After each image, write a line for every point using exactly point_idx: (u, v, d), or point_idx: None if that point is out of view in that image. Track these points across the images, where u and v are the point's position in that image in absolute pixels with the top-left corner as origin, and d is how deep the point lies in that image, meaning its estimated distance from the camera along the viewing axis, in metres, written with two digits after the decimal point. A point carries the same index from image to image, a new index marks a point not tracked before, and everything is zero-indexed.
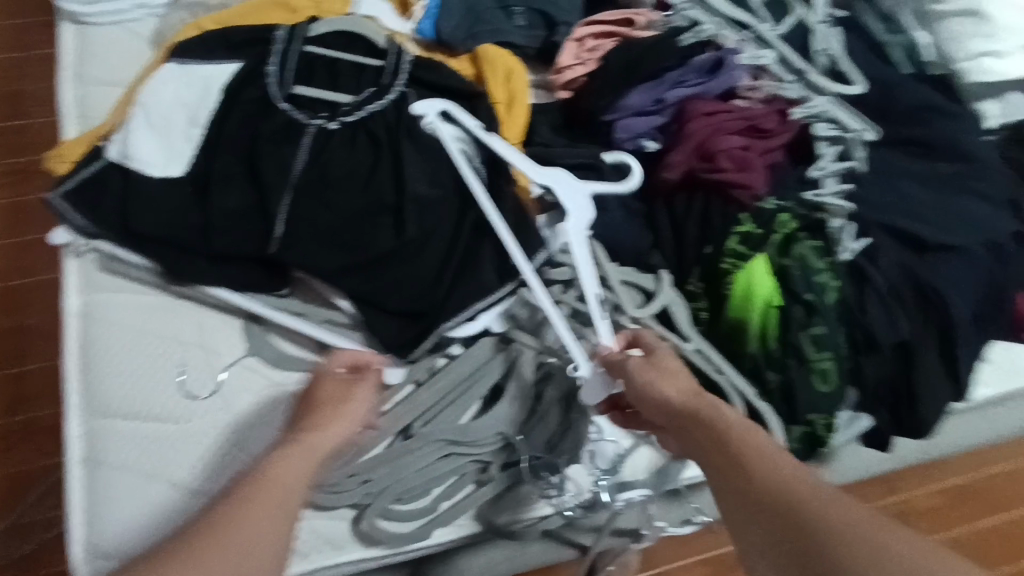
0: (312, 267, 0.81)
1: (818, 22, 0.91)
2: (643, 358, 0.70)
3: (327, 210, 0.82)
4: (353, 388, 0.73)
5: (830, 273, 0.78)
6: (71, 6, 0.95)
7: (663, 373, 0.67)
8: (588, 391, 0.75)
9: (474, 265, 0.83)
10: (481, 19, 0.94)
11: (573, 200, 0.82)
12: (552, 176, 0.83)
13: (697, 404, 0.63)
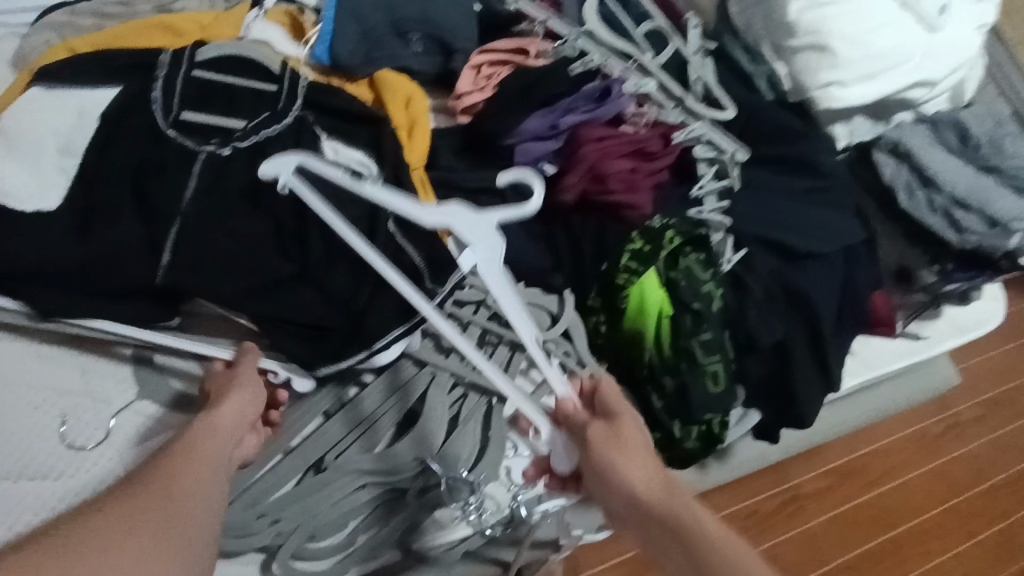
0: (211, 294, 0.69)
1: (693, 53, 0.95)
2: (605, 424, 0.61)
3: (226, 236, 0.70)
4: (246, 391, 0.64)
5: (714, 283, 0.78)
6: None
7: (623, 450, 0.59)
8: (554, 456, 0.65)
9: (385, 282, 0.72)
10: (377, 44, 0.89)
11: (478, 235, 0.64)
12: (445, 212, 0.64)
13: (668, 498, 0.54)
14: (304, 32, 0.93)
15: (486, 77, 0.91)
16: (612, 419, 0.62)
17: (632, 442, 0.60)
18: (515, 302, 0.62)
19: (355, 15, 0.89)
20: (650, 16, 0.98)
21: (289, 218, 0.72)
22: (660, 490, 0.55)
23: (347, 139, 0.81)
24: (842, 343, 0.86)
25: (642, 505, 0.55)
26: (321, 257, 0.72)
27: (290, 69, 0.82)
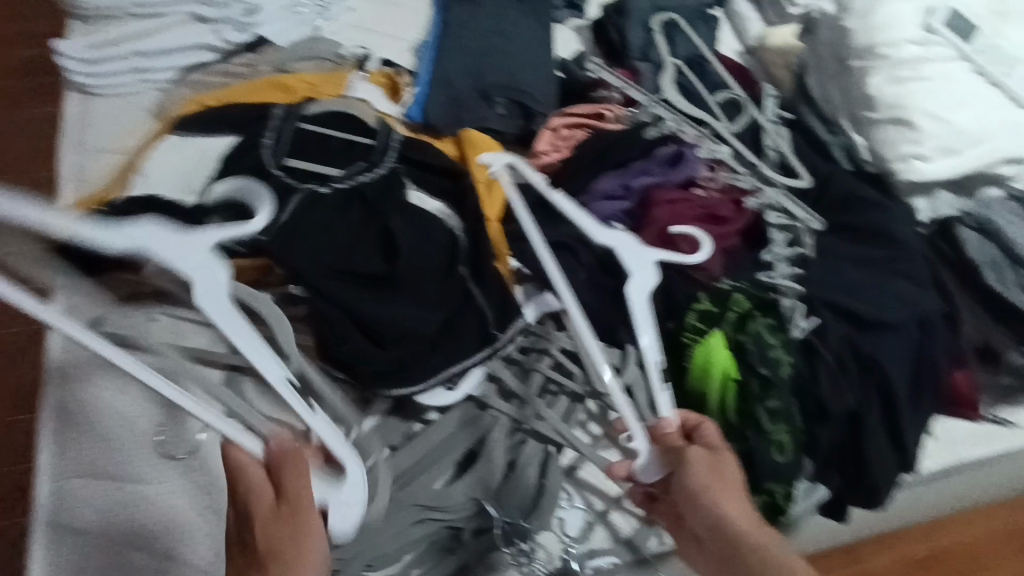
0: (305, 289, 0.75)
1: (768, 121, 0.98)
2: (706, 450, 0.66)
3: (321, 247, 0.77)
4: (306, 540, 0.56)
5: (784, 348, 0.78)
6: (79, 76, 0.94)
7: (723, 486, 0.63)
8: (643, 469, 0.68)
9: (467, 304, 0.77)
10: (465, 106, 0.96)
11: (638, 264, 0.74)
12: (616, 238, 0.75)
13: (761, 537, 0.60)
14: (399, 91, 1.00)
15: (564, 138, 0.96)
16: (712, 449, 0.66)
17: (730, 477, 0.64)
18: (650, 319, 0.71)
19: (445, 79, 0.98)
20: (727, 86, 1.03)
21: (376, 249, 0.79)
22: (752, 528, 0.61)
23: (432, 190, 0.87)
24: (919, 420, 0.82)
25: (737, 536, 0.60)
26: (401, 277, 0.77)
27: (386, 124, 0.90)
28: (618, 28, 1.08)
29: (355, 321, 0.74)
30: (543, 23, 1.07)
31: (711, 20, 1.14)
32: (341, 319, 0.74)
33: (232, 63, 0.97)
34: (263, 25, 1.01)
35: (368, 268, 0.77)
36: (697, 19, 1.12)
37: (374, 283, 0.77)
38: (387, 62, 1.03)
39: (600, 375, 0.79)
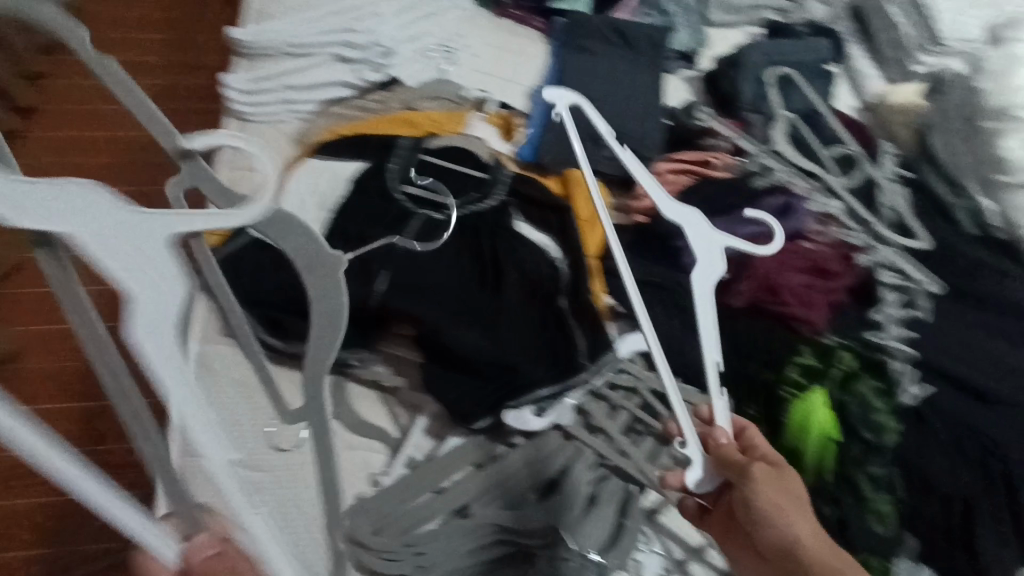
0: (415, 316, 0.80)
1: (884, 179, 0.96)
2: (769, 467, 0.65)
3: (435, 274, 0.84)
4: None
5: (891, 414, 0.75)
6: (237, 104, 1.04)
7: (788, 503, 0.62)
8: (699, 477, 0.69)
9: (566, 337, 0.82)
10: (573, 147, 1.00)
11: (705, 249, 0.75)
12: (685, 216, 0.77)
13: (832, 554, 0.58)
14: (512, 132, 1.07)
15: (670, 181, 0.97)
16: (776, 466, 0.66)
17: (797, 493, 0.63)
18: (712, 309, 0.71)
19: (560, 122, 1.02)
20: (842, 142, 1.01)
21: (486, 276, 0.86)
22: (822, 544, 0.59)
23: (540, 226, 0.92)
24: None
25: (802, 549, 0.59)
26: (505, 309, 0.83)
27: (498, 161, 0.97)
28: (730, 80, 1.09)
29: (439, 348, 0.80)
30: (655, 73, 1.10)
31: (827, 75, 1.13)
32: (446, 351, 0.80)
33: (368, 100, 1.07)
34: (396, 67, 1.09)
35: (471, 298, 0.83)
36: (813, 75, 1.12)
37: (474, 313, 0.82)
38: (504, 104, 1.10)
39: None
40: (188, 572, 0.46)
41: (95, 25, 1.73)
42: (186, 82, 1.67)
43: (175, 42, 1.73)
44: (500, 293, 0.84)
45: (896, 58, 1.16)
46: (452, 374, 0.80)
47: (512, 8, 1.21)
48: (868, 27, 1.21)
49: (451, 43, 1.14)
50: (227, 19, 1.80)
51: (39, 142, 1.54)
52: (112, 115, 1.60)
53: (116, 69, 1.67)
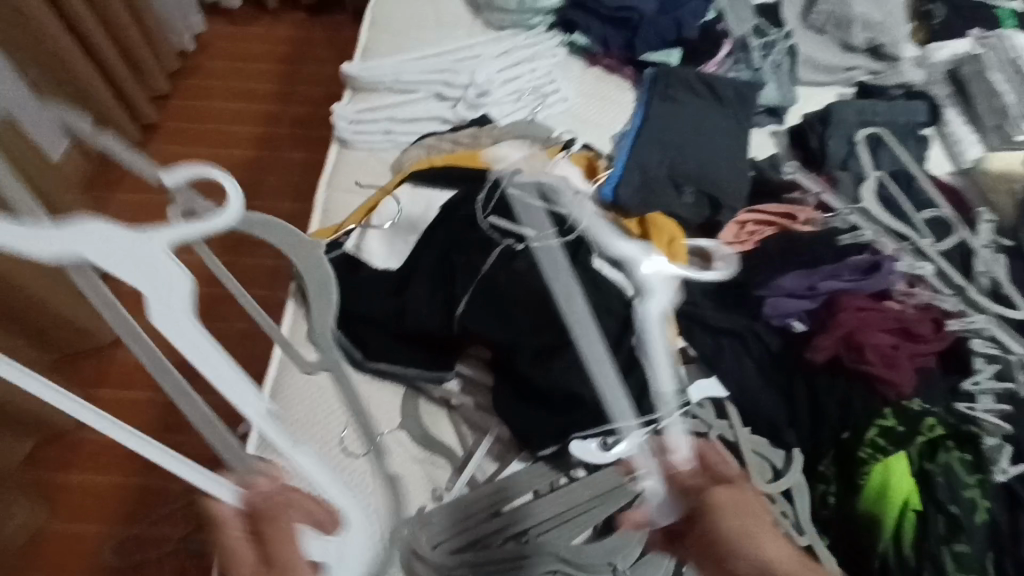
0: (496, 342, 0.85)
1: (981, 246, 0.93)
2: (729, 489, 0.57)
3: (514, 301, 0.85)
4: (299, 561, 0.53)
5: (980, 491, 0.71)
6: (342, 131, 1.13)
7: (751, 526, 0.55)
8: (655, 509, 0.60)
9: (628, 380, 0.82)
10: (654, 191, 1.02)
11: (657, 279, 0.76)
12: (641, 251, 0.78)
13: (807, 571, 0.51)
14: (596, 172, 1.09)
15: (749, 232, 0.98)
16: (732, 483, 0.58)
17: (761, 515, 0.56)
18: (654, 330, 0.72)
19: (642, 166, 1.04)
20: (936, 204, 0.99)
21: None
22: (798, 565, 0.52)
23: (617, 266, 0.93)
24: None
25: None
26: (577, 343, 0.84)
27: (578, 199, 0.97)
28: (819, 137, 1.09)
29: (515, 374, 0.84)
30: (742, 126, 1.12)
31: (921, 138, 1.12)
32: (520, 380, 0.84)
33: (459, 136, 1.11)
34: (490, 106, 1.16)
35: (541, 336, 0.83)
36: (907, 136, 1.11)
37: (547, 349, 0.82)
38: (588, 146, 1.12)
39: (760, 473, 0.77)
40: (252, 508, 0.52)
41: (216, 54, 1.91)
42: (290, 109, 1.82)
43: (287, 73, 1.89)
44: None
45: (997, 125, 1.13)
46: (525, 402, 0.83)
47: (603, 57, 1.26)
48: (967, 92, 1.19)
49: (543, 87, 1.19)
50: (333, 55, 1.95)
51: (159, 156, 1.71)
52: (221, 135, 1.76)
53: (230, 94, 1.84)
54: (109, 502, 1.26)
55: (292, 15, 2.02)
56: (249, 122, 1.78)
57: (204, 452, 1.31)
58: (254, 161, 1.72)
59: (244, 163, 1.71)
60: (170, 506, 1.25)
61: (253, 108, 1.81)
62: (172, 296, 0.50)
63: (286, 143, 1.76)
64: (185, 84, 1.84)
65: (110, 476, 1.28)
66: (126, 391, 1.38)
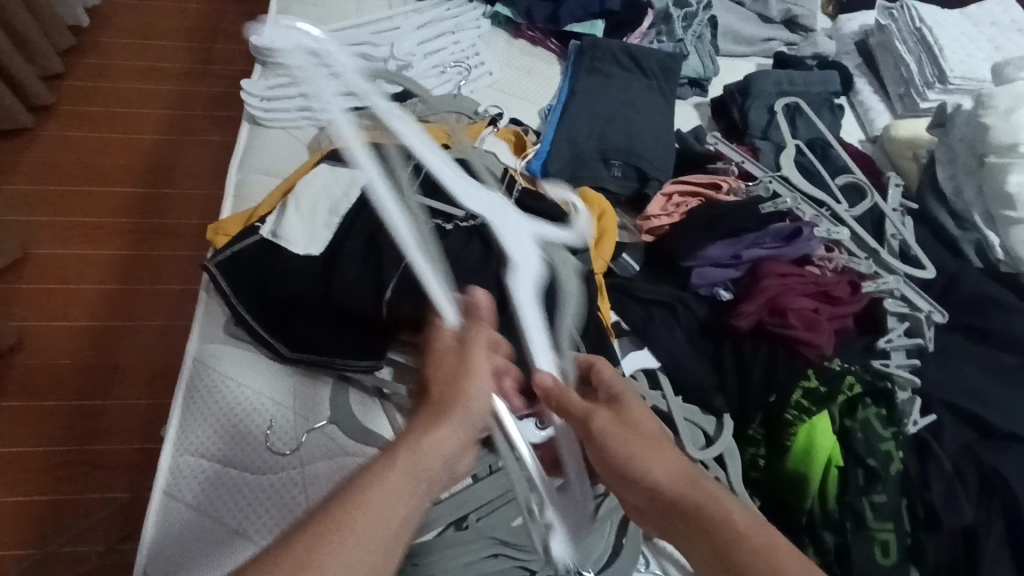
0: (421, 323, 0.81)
1: (890, 210, 0.98)
2: (612, 414, 0.61)
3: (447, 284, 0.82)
4: (469, 376, 0.60)
5: (895, 443, 0.76)
6: (253, 109, 1.06)
7: (632, 451, 0.58)
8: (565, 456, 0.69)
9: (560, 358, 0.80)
10: (584, 164, 1.00)
11: (521, 248, 0.75)
12: (492, 207, 0.78)
13: (689, 492, 0.54)
14: (525, 148, 1.06)
15: (675, 204, 0.99)
16: (616, 405, 0.63)
17: (638, 434, 0.59)
18: (532, 315, 0.69)
19: (571, 139, 1.02)
20: (851, 171, 1.03)
21: (494, 287, 0.83)
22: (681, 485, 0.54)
23: None
24: None
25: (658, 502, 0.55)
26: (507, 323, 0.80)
27: (510, 175, 0.95)
28: (740, 108, 1.11)
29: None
30: (668, 98, 1.12)
31: (835, 108, 1.15)
32: None
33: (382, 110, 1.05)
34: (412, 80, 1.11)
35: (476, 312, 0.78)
36: (822, 106, 1.14)
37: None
38: (515, 121, 1.08)
39: (692, 440, 0.79)
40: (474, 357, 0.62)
41: (113, 28, 1.75)
42: (202, 89, 1.69)
43: (195, 49, 1.76)
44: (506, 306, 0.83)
45: (902, 94, 1.18)
46: None
47: (528, 29, 1.22)
48: (875, 63, 1.24)
49: (467, 60, 1.15)
50: (246, 30, 1.82)
51: (54, 141, 1.55)
52: (125, 118, 1.62)
53: (133, 72, 1.69)
54: (10, 523, 1.15)
55: None
56: (157, 104, 1.65)
57: (118, 459, 1.23)
58: (163, 145, 1.59)
59: (154, 147, 1.58)
60: (84, 523, 1.16)
61: (160, 87, 1.67)
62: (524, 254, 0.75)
63: (197, 125, 1.64)
64: (79, 61, 1.68)
65: (13, 492, 1.18)
66: (26, 401, 1.26)
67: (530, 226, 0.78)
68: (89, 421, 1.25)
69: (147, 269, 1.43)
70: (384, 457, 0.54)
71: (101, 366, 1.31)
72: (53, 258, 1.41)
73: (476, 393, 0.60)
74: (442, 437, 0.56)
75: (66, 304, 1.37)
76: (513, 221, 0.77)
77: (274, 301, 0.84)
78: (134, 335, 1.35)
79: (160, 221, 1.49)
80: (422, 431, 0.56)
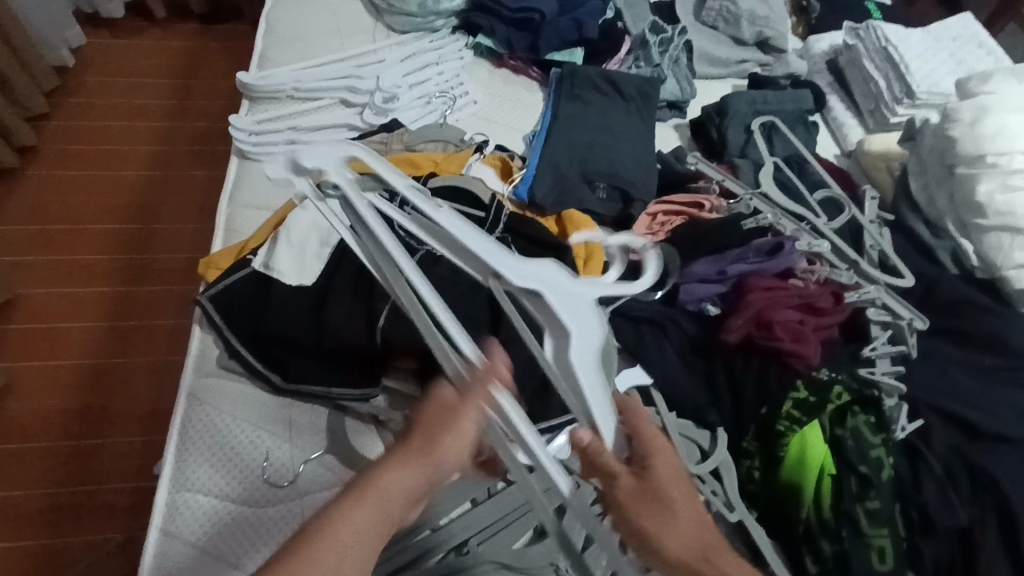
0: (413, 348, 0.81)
1: (868, 222, 1.01)
2: (636, 482, 0.53)
3: None
4: (462, 417, 0.53)
5: (885, 449, 0.77)
6: (241, 143, 1.07)
7: (658, 515, 0.52)
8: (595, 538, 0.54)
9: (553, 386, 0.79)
10: (570, 188, 1.03)
11: (574, 313, 0.55)
12: (535, 274, 0.56)
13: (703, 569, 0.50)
14: (511, 173, 1.07)
15: (660, 224, 1.03)
16: (643, 468, 0.54)
17: (670, 507, 0.52)
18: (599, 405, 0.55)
19: (555, 164, 1.04)
20: (827, 186, 1.06)
21: None
22: (696, 564, 0.51)
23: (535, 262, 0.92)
24: None
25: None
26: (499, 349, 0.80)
27: (497, 200, 0.97)
28: (718, 128, 1.14)
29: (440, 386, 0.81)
30: (648, 120, 1.15)
31: (809, 124, 1.19)
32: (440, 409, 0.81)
33: (369, 141, 1.07)
34: (398, 111, 1.13)
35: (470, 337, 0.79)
36: (796, 123, 1.18)
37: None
38: (500, 148, 1.11)
39: (688, 454, 0.80)
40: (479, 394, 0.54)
41: (99, 69, 1.77)
42: (189, 125, 1.71)
43: (181, 86, 1.78)
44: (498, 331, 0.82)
45: (872, 109, 1.23)
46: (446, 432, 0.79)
47: (508, 59, 1.25)
48: (845, 80, 1.28)
49: (452, 90, 1.18)
50: (232, 66, 1.85)
51: (42, 182, 1.56)
52: (112, 156, 1.62)
53: (119, 111, 1.70)
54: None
55: (185, 25, 1.91)
56: (145, 141, 1.66)
57: (112, 499, 1.21)
58: (152, 181, 1.60)
59: (142, 185, 1.59)
60: (77, 566, 1.14)
61: (146, 125, 1.69)
62: (581, 327, 0.55)
63: (185, 160, 1.65)
64: (65, 102, 1.69)
65: (6, 538, 1.16)
66: (16, 443, 1.24)
67: (585, 287, 0.57)
68: (82, 461, 1.24)
69: (138, 305, 1.42)
70: (343, 506, 0.49)
71: (92, 405, 1.30)
72: (41, 299, 1.41)
73: (467, 433, 0.53)
74: (408, 490, 0.51)
75: (55, 344, 1.36)
76: (552, 272, 0.57)
77: (269, 336, 0.84)
78: (125, 372, 1.34)
79: (150, 257, 1.49)
80: (389, 485, 0.50)
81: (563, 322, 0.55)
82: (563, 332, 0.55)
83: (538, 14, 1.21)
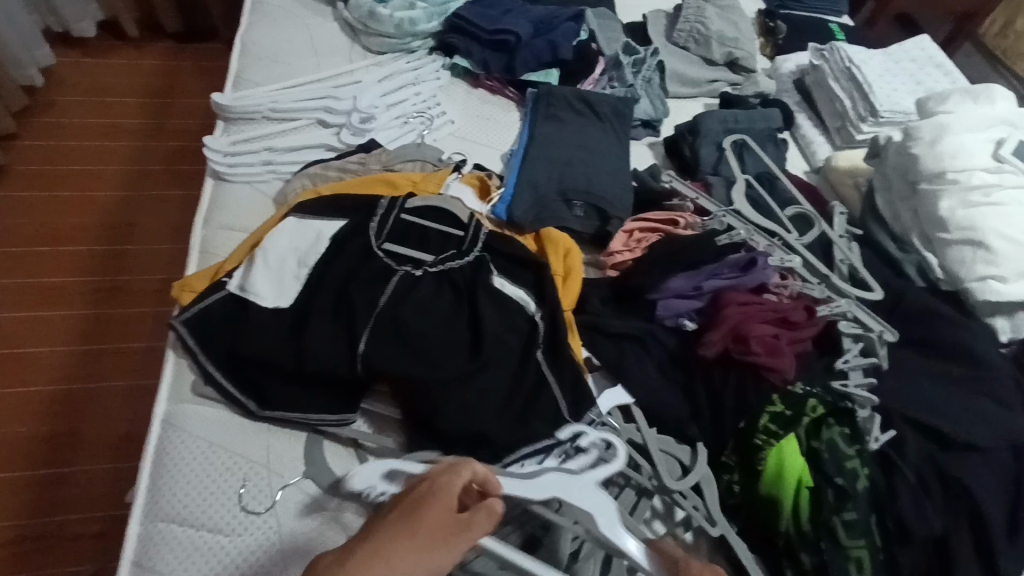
0: (394, 371, 0.80)
1: (838, 237, 1.04)
2: None
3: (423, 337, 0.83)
4: (465, 530, 0.57)
5: (860, 460, 0.78)
6: (215, 164, 1.06)
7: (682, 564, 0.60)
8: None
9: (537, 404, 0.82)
10: (548, 207, 1.04)
11: (589, 498, 0.69)
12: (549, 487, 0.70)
13: None
14: (489, 192, 1.07)
15: (637, 240, 1.02)
16: None
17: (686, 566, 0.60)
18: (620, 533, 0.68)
19: (533, 184, 1.06)
20: (797, 203, 1.09)
21: (467, 333, 0.86)
22: None
23: (515, 280, 0.93)
24: None
25: None
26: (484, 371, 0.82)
27: (476, 219, 0.97)
28: (691, 146, 1.17)
29: (420, 407, 0.80)
30: (623, 139, 1.17)
31: (779, 142, 1.22)
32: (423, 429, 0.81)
33: (347, 161, 1.06)
34: (375, 131, 1.14)
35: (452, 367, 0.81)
36: (766, 141, 1.21)
37: (459, 377, 0.81)
38: (478, 167, 1.11)
39: (669, 471, 0.81)
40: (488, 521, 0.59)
41: (68, 89, 1.74)
42: (163, 145, 1.69)
43: (154, 106, 1.76)
44: (479, 354, 0.83)
45: (839, 126, 1.26)
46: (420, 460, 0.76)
47: (485, 80, 1.27)
48: (812, 99, 1.32)
49: (429, 110, 1.19)
50: (206, 86, 1.84)
51: (8, 204, 1.52)
52: (82, 176, 1.59)
53: (89, 131, 1.67)
54: None
55: (159, 45, 1.90)
56: (116, 161, 1.63)
57: (79, 530, 1.17)
58: (124, 202, 1.57)
59: (113, 207, 1.56)
60: None
61: (118, 145, 1.66)
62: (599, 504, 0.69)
63: (158, 181, 1.63)
64: (33, 122, 1.65)
65: None
66: None
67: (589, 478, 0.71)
68: (49, 491, 1.20)
69: (109, 329, 1.39)
70: None
71: (60, 433, 1.26)
72: (7, 324, 1.37)
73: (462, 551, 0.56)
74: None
75: (20, 370, 1.32)
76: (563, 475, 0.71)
77: (245, 362, 0.83)
78: (95, 398, 1.31)
79: (121, 279, 1.46)
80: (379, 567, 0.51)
81: (586, 508, 0.69)
82: (590, 513, 0.69)
83: (513, 36, 1.24)
